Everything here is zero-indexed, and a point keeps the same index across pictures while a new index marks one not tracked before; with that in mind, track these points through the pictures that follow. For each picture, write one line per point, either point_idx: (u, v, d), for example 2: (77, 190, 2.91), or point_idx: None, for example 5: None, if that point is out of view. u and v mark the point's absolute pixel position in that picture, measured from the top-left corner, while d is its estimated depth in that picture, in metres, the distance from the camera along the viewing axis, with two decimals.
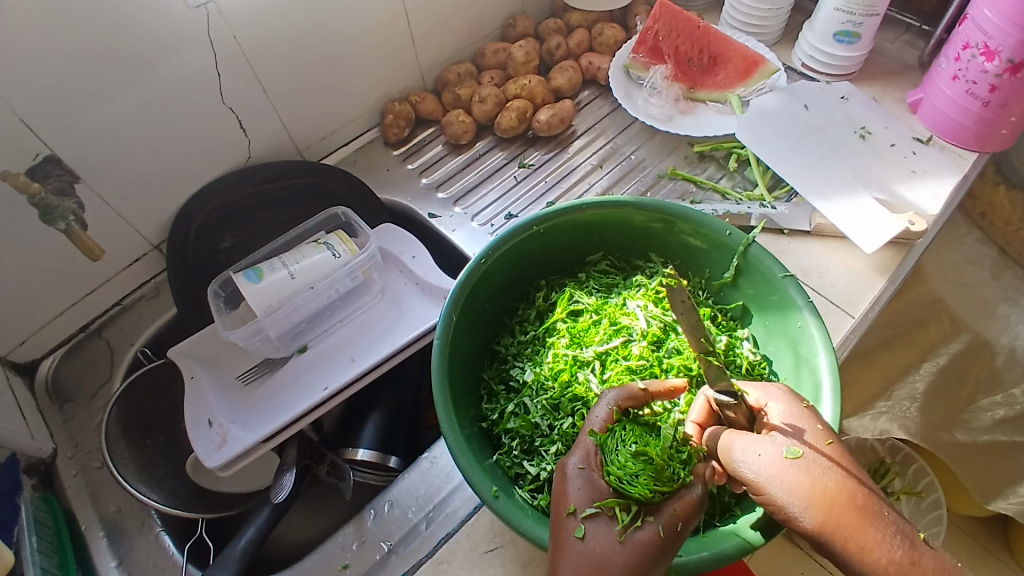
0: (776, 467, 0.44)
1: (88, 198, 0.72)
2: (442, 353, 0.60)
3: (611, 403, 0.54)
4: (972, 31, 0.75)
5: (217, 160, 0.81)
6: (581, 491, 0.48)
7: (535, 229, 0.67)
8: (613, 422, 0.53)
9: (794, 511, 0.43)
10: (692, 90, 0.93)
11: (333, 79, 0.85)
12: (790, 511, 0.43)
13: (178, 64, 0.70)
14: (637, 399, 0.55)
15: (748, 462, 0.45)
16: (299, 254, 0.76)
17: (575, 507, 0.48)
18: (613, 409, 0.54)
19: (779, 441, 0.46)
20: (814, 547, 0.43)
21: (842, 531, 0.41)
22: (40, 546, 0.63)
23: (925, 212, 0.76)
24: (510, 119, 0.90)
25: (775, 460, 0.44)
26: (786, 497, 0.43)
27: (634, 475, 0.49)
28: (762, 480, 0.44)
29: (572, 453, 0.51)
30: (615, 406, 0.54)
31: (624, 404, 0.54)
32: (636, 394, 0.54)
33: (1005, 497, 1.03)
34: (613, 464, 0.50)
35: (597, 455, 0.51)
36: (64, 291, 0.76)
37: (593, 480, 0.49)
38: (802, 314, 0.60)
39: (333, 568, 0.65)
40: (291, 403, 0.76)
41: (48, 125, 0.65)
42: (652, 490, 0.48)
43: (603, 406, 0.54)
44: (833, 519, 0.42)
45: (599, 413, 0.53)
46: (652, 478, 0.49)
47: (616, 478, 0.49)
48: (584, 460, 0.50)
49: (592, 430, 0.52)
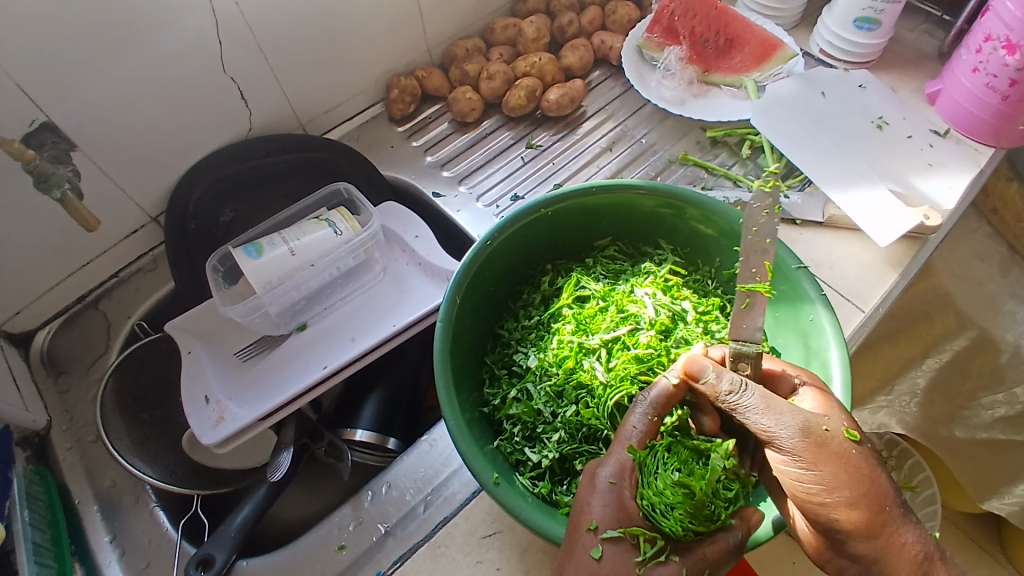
0: (844, 445, 0.46)
1: (85, 166, 0.70)
2: (444, 335, 0.59)
3: (650, 412, 0.51)
4: (993, 23, 0.73)
5: (217, 132, 0.79)
6: (606, 510, 0.48)
7: (542, 212, 0.65)
8: (651, 439, 0.51)
9: (852, 492, 0.45)
10: (706, 73, 0.91)
11: (337, 51, 0.83)
12: (845, 491, 0.45)
13: (177, 32, 0.68)
14: (673, 402, 0.51)
15: (809, 433, 0.47)
16: (299, 231, 0.75)
17: (597, 524, 0.48)
18: (650, 421, 0.51)
19: (838, 422, 0.48)
20: (851, 531, 0.45)
21: (880, 525, 0.45)
22: (32, 520, 0.63)
23: (939, 205, 0.75)
24: (518, 97, 0.88)
25: (840, 441, 0.46)
26: (840, 479, 0.45)
27: (670, 506, 0.48)
28: (821, 455, 0.46)
29: (605, 462, 0.50)
30: (653, 416, 0.51)
31: (661, 411, 0.51)
32: (668, 394, 0.51)
33: (1000, 497, 1.02)
34: (650, 487, 0.49)
35: (633, 475, 0.49)
36: (61, 262, 0.75)
37: (607, 493, 0.48)
38: (814, 307, 0.59)
39: (329, 548, 0.64)
40: (289, 381, 0.75)
41: (44, 89, 0.63)
42: (685, 528, 0.47)
43: (640, 416, 0.51)
44: (878, 510, 0.45)
45: (637, 424, 0.51)
46: (689, 514, 0.48)
47: (649, 506, 0.48)
48: (617, 474, 0.49)
49: (632, 446, 0.50)
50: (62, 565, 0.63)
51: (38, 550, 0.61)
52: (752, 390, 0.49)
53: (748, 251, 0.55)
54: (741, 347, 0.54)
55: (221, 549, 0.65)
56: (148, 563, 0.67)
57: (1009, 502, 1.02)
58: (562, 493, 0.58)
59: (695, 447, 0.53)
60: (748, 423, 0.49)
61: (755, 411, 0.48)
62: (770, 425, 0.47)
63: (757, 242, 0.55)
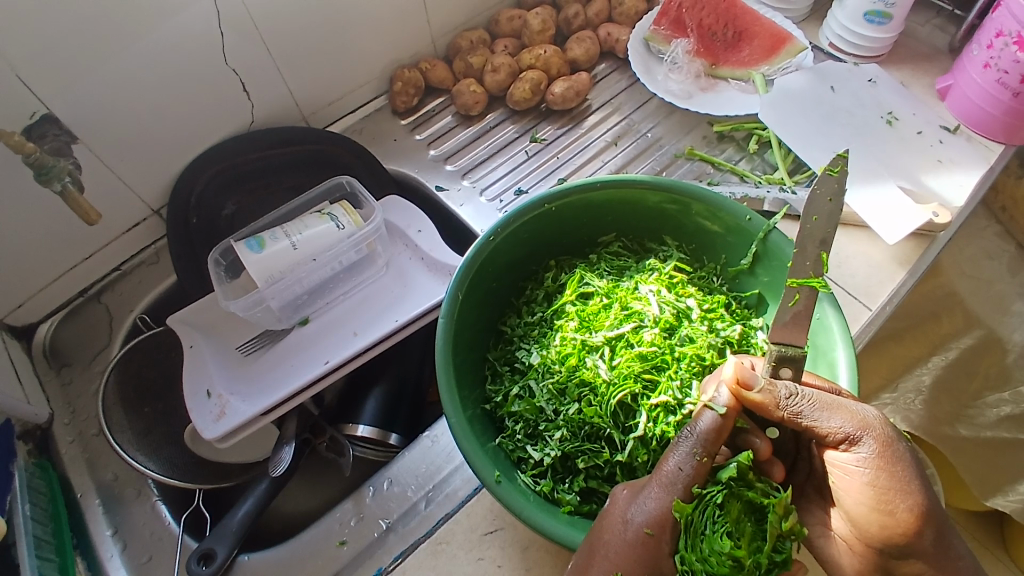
0: (909, 450, 0.48)
1: (86, 158, 0.70)
2: (446, 331, 0.58)
3: (698, 452, 0.48)
4: (1006, 19, 0.72)
5: (220, 125, 0.78)
6: (632, 563, 0.45)
7: (546, 208, 0.65)
8: (698, 485, 0.47)
9: (922, 497, 0.46)
10: (714, 66, 0.90)
11: (340, 42, 0.82)
12: (917, 497, 0.46)
13: (181, 22, 0.68)
14: (722, 433, 0.49)
15: (881, 433, 0.48)
16: (302, 224, 0.74)
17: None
18: (699, 462, 0.47)
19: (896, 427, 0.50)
20: (917, 540, 0.46)
21: (942, 531, 0.47)
22: (34, 514, 0.63)
23: (949, 203, 0.74)
24: (523, 90, 0.87)
25: (904, 443, 0.48)
26: (913, 481, 0.47)
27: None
28: (894, 456, 0.47)
29: (642, 507, 0.46)
30: (700, 455, 0.48)
31: (709, 449, 0.48)
32: (717, 428, 0.48)
33: (1005, 494, 1.00)
34: (693, 550, 0.46)
35: (671, 530, 0.46)
36: (63, 254, 0.75)
37: (634, 541, 0.46)
38: (821, 305, 0.58)
39: (330, 543, 0.64)
40: (291, 375, 0.75)
41: (45, 81, 0.63)
42: None
43: (685, 456, 0.48)
44: (940, 518, 0.47)
45: (682, 465, 0.47)
46: None
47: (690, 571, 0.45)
48: (655, 526, 0.46)
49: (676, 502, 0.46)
50: (63, 558, 0.63)
51: (39, 543, 0.61)
52: (810, 394, 0.49)
53: (805, 238, 0.53)
54: (779, 353, 0.52)
55: (222, 544, 0.65)
56: (149, 557, 0.67)
57: (1014, 500, 0.99)
58: (564, 491, 0.57)
59: (752, 499, 0.48)
60: (818, 424, 0.49)
61: (823, 413, 0.48)
62: (843, 425, 0.48)
63: (819, 227, 0.52)
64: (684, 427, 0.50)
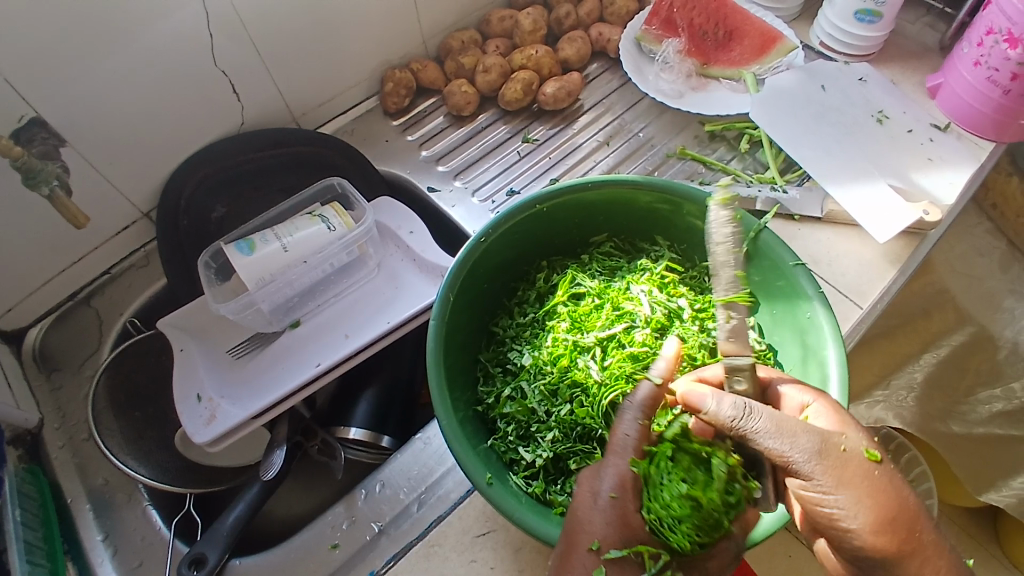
0: (864, 471, 0.46)
1: (74, 161, 0.69)
2: (438, 333, 0.58)
3: (638, 415, 0.51)
4: (996, 16, 0.72)
5: (209, 127, 0.78)
6: (606, 527, 0.48)
7: (538, 208, 0.64)
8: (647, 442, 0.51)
9: (870, 525, 0.45)
10: (705, 66, 0.90)
11: (330, 44, 0.82)
12: (864, 524, 0.45)
13: (169, 24, 0.67)
14: (658, 400, 0.52)
15: (831, 455, 0.45)
16: (292, 226, 0.74)
17: (598, 543, 0.48)
18: (642, 425, 0.51)
19: (857, 440, 0.47)
20: (867, 557, 0.46)
21: (909, 545, 0.45)
22: (24, 519, 0.62)
23: (940, 201, 0.74)
24: (514, 90, 0.87)
25: (860, 463, 0.46)
26: (866, 504, 0.45)
27: (677, 521, 0.47)
28: (844, 479, 0.45)
29: (603, 476, 0.50)
30: (643, 419, 0.51)
31: (650, 414, 0.51)
32: (653, 395, 0.52)
33: (998, 489, 1.00)
34: (657, 501, 0.48)
35: (633, 490, 0.49)
36: (52, 258, 0.74)
37: (607, 509, 0.48)
38: (812, 304, 0.58)
39: (322, 547, 0.64)
40: (283, 378, 0.74)
41: (32, 85, 0.62)
42: (692, 542, 0.47)
43: (630, 422, 0.51)
44: (902, 539, 0.45)
45: (629, 430, 0.51)
46: (697, 527, 0.47)
47: (657, 521, 0.48)
48: (618, 488, 0.49)
49: (632, 460, 0.50)
50: (54, 564, 0.62)
51: (30, 549, 0.61)
52: (760, 416, 0.46)
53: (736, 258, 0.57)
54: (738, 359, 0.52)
55: (213, 548, 0.65)
56: (141, 562, 0.67)
57: (1007, 494, 0.99)
58: (556, 492, 0.57)
59: (699, 448, 0.50)
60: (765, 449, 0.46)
61: (771, 438, 0.46)
62: (788, 452, 0.46)
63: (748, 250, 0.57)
64: (625, 399, 0.53)
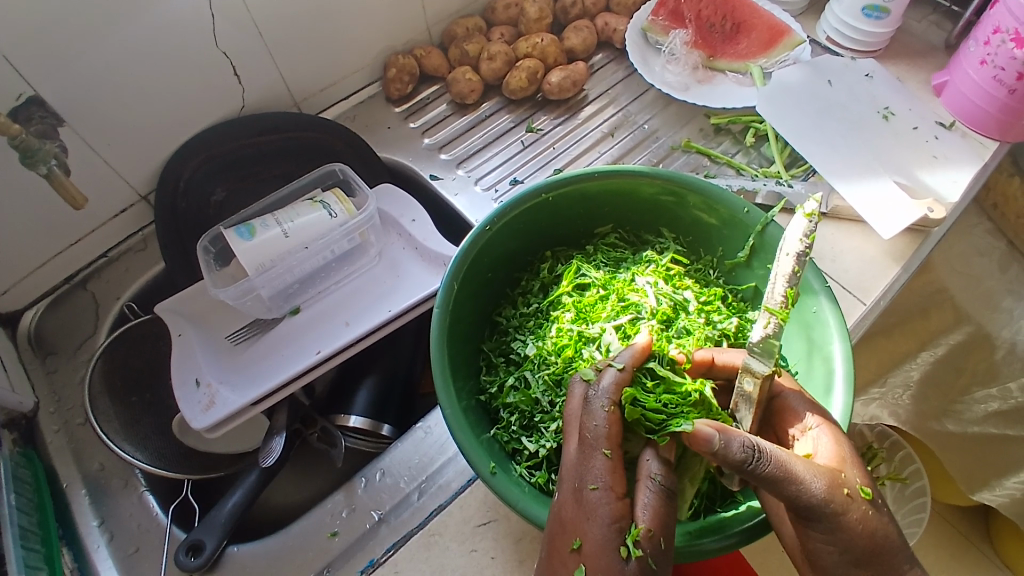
0: (862, 512, 0.44)
1: (72, 142, 0.68)
2: (441, 320, 0.58)
3: (608, 400, 0.49)
4: (1003, 16, 0.72)
5: (210, 110, 0.77)
6: (589, 523, 0.45)
7: (543, 197, 0.64)
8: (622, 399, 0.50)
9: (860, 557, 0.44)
10: (711, 58, 0.90)
11: (333, 28, 0.81)
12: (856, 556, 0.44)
13: (171, 4, 0.66)
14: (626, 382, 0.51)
15: (836, 500, 0.43)
16: (293, 212, 0.73)
17: (580, 542, 0.45)
18: (611, 410, 0.48)
19: (852, 478, 0.46)
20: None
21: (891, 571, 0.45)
22: (19, 504, 0.61)
23: (945, 199, 0.74)
24: (519, 79, 0.86)
25: (860, 506, 0.44)
26: (859, 542, 0.44)
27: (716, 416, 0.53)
28: (844, 526, 0.44)
29: (585, 465, 0.47)
30: (610, 402, 0.49)
31: (616, 397, 0.49)
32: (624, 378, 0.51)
33: (991, 489, 1.03)
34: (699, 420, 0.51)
35: (617, 476, 0.46)
36: (48, 239, 0.73)
37: (605, 504, 0.45)
38: (818, 299, 0.58)
39: (321, 535, 0.64)
40: (282, 365, 0.74)
41: (32, 62, 0.61)
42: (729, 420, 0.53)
43: (597, 411, 0.49)
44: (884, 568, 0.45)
45: (597, 419, 0.48)
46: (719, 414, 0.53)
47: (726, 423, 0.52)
48: (598, 479, 0.46)
49: (605, 448, 0.47)
50: (49, 549, 0.62)
51: (24, 534, 0.60)
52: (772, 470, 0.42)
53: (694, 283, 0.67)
54: (753, 362, 0.49)
55: (211, 535, 0.64)
56: (136, 549, 0.66)
57: (1000, 494, 1.03)
58: None
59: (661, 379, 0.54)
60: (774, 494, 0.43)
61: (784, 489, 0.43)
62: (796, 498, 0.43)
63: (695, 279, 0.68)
64: (588, 386, 0.51)
